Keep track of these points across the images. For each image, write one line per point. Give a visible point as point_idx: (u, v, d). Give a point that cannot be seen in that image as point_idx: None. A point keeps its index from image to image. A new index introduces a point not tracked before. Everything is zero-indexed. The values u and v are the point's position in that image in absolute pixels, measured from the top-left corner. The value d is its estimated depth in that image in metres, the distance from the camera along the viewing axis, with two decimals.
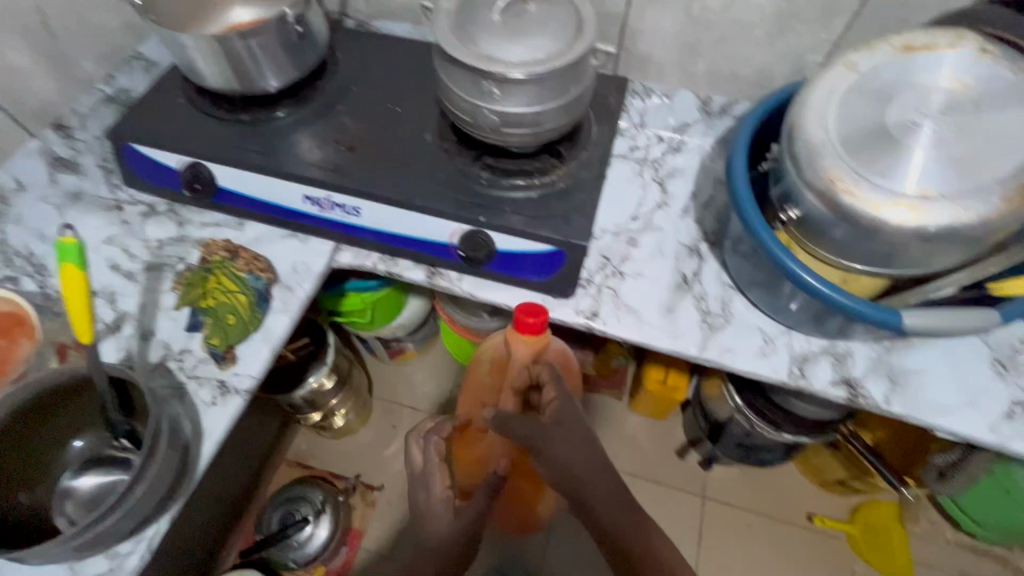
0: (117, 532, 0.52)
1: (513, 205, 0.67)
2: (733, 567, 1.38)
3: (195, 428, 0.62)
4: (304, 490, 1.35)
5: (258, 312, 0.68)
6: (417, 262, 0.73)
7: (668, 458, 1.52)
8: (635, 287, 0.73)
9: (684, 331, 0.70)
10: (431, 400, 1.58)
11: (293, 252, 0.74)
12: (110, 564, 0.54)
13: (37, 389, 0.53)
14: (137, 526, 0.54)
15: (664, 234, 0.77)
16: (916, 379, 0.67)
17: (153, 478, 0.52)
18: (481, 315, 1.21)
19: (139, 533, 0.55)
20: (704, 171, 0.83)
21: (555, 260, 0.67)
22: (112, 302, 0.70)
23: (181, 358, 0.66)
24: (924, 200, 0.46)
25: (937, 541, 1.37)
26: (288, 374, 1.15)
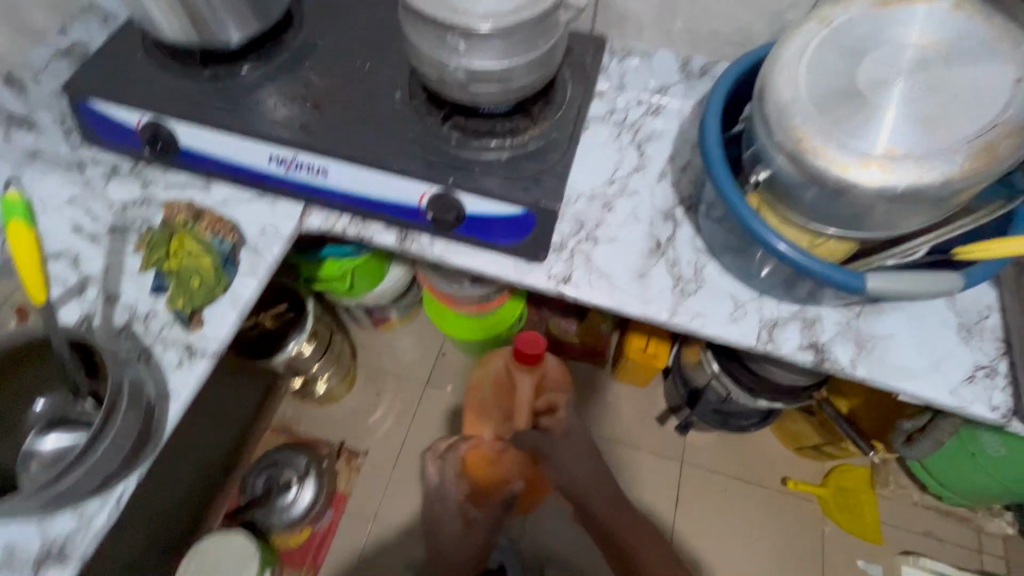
0: (80, 490, 0.53)
1: (483, 166, 0.66)
2: (708, 529, 1.42)
3: (161, 389, 0.62)
4: (288, 455, 1.37)
5: (224, 275, 0.67)
6: (388, 225, 0.72)
7: (649, 424, 1.55)
8: (609, 252, 0.72)
9: (656, 295, 0.70)
10: (415, 368, 1.59)
11: (261, 214, 0.72)
12: (78, 522, 0.54)
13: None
14: (101, 485, 0.55)
15: (640, 199, 0.77)
16: (882, 343, 0.67)
17: (114, 436, 0.53)
18: (461, 283, 1.20)
19: (106, 492, 0.55)
20: (682, 134, 0.82)
21: (525, 223, 0.66)
22: (75, 265, 0.68)
23: (146, 321, 0.65)
24: (892, 159, 0.45)
25: (904, 502, 1.42)
26: (267, 341, 1.15)
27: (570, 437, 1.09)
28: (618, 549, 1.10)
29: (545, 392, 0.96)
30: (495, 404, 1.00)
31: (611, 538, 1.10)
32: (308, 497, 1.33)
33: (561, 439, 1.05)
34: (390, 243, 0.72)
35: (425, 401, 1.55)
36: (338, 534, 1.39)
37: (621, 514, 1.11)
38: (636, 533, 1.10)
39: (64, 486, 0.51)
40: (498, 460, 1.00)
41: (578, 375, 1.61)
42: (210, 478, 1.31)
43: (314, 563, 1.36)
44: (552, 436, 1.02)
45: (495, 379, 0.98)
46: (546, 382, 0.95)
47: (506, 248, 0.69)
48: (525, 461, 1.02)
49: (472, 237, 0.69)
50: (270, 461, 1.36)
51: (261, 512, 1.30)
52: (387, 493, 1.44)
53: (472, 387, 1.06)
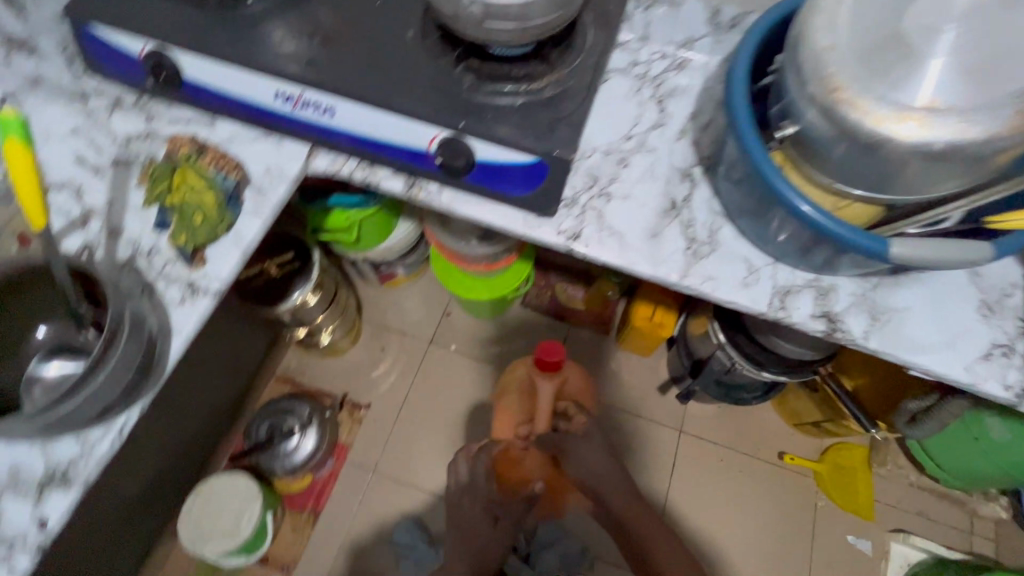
0: (82, 416, 0.53)
1: (495, 112, 0.63)
2: (703, 497, 1.44)
3: (163, 324, 0.61)
4: (292, 403, 1.39)
5: (228, 213, 0.66)
6: (395, 170, 0.70)
7: (650, 393, 1.55)
8: (622, 209, 0.70)
9: (667, 256, 0.68)
10: (420, 326, 1.59)
11: (266, 154, 0.70)
12: (81, 448, 0.55)
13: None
14: (104, 413, 0.55)
15: (657, 157, 0.74)
16: (899, 316, 0.65)
17: (114, 366, 0.54)
18: (469, 241, 1.19)
19: (108, 421, 0.56)
20: (707, 91, 0.78)
21: (538, 174, 0.63)
22: (77, 197, 0.67)
23: (149, 257, 0.65)
24: (930, 113, 0.43)
25: (900, 482, 1.43)
26: (273, 289, 1.14)
27: (591, 437, 1.18)
28: (638, 549, 1.13)
29: (564, 398, 1.19)
30: (520, 409, 1.21)
31: (630, 537, 1.13)
32: (310, 446, 1.36)
33: (584, 441, 1.17)
34: (398, 190, 0.70)
35: (428, 359, 1.56)
36: (339, 482, 1.43)
37: (641, 515, 1.14)
38: (656, 537, 1.12)
39: (65, 411, 0.52)
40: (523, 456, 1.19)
41: (582, 342, 1.61)
42: (216, 423, 1.34)
43: (315, 508, 1.40)
44: (572, 434, 1.16)
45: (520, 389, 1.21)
46: (563, 391, 1.19)
47: (516, 198, 0.67)
48: (546, 460, 1.20)
49: (482, 186, 0.67)
50: (274, 410, 1.38)
51: (263, 458, 1.32)
52: (388, 446, 1.47)
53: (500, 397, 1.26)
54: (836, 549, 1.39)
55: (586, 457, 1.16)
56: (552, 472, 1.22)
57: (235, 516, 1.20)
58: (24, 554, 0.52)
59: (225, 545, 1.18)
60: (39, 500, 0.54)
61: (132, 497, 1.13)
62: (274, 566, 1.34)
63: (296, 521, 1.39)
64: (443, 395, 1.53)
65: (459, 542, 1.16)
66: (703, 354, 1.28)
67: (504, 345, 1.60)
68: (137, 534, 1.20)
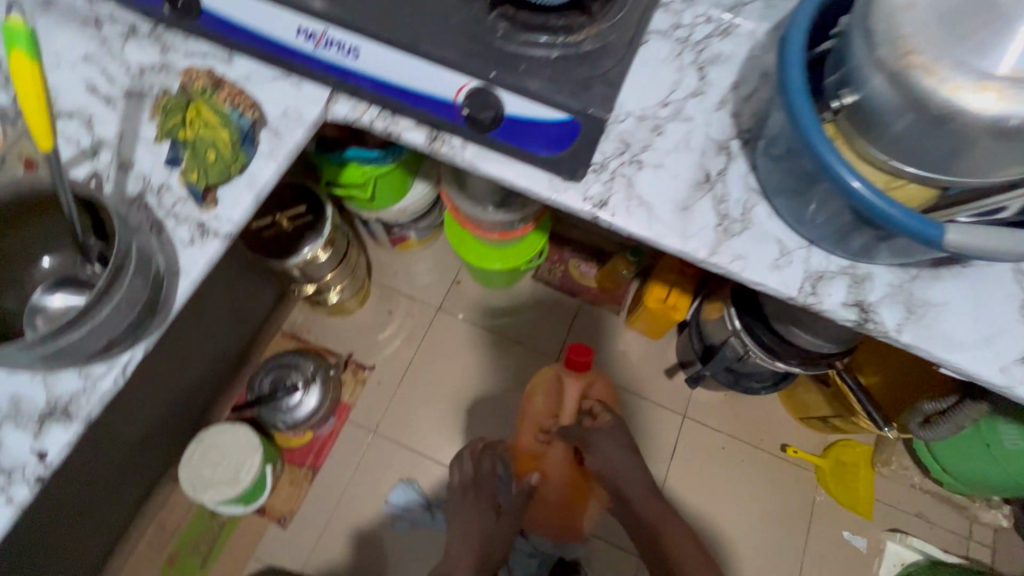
0: (85, 349, 0.52)
1: (529, 64, 0.60)
2: (701, 483, 1.44)
3: (171, 263, 0.59)
4: (297, 359, 1.38)
5: (243, 154, 0.63)
6: (418, 122, 0.66)
7: (657, 376, 1.53)
8: (653, 179, 0.67)
9: (696, 232, 0.65)
10: (429, 292, 1.57)
11: (285, 95, 0.67)
12: (84, 382, 0.54)
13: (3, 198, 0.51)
14: (107, 348, 0.54)
15: (694, 126, 0.70)
16: (936, 311, 0.62)
17: (120, 301, 0.52)
18: (485, 207, 1.16)
19: (112, 357, 0.55)
20: (752, 59, 0.73)
21: (570, 134, 0.60)
22: (88, 126, 0.65)
23: (159, 194, 0.62)
24: (1013, 86, 0.40)
25: (902, 483, 1.41)
26: (284, 242, 1.12)
27: (616, 433, 1.15)
28: (656, 551, 1.09)
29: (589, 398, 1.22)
30: (545, 407, 1.27)
31: (649, 539, 1.10)
32: (313, 403, 1.35)
33: (608, 438, 1.14)
34: (419, 144, 0.67)
35: (435, 326, 1.55)
36: (339, 440, 1.44)
37: (662, 518, 1.11)
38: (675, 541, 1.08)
39: (67, 342, 0.50)
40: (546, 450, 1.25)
41: (592, 320, 1.59)
42: (220, 374, 1.34)
43: (314, 463, 1.41)
44: (596, 429, 1.15)
45: (546, 389, 1.28)
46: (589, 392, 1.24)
47: (543, 159, 0.63)
48: (568, 456, 1.24)
49: (509, 144, 0.63)
50: (278, 364, 1.37)
51: (265, 411, 1.32)
52: (391, 410, 1.47)
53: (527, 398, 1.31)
54: (831, 544, 1.39)
55: (609, 452, 1.13)
56: (575, 472, 1.26)
57: (235, 466, 1.21)
58: (23, 484, 0.51)
59: (225, 494, 1.19)
60: (39, 432, 0.53)
61: (134, 439, 1.14)
62: (271, 517, 1.36)
63: (295, 476, 1.40)
64: (448, 364, 1.52)
65: (462, 527, 1.18)
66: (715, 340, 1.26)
67: (513, 318, 1.58)
68: (138, 476, 1.22)
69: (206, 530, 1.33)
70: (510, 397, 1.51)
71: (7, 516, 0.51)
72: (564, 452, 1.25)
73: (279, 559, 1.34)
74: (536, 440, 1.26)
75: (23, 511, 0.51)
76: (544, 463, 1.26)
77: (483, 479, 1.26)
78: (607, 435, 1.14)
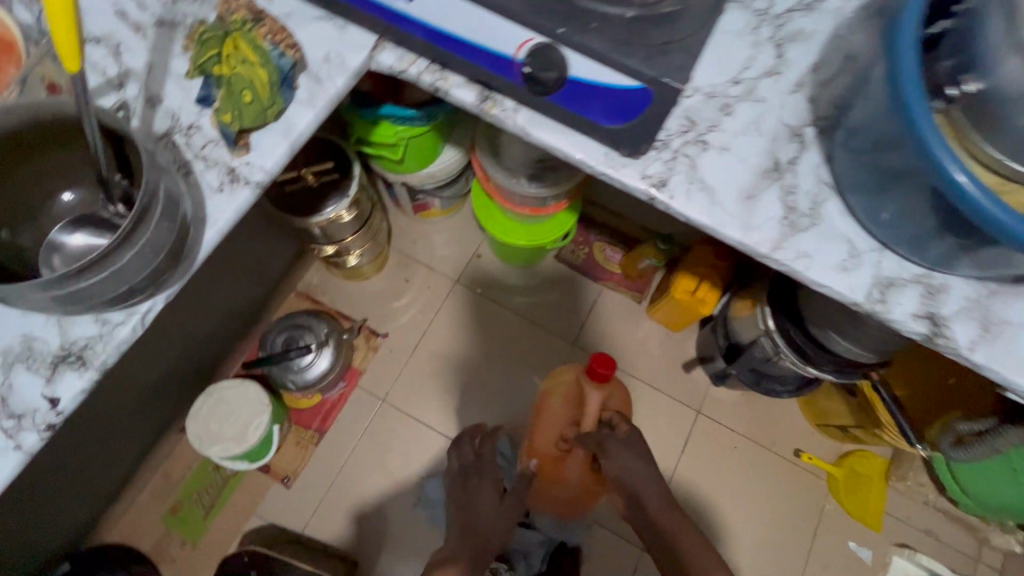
0: (103, 294, 0.48)
1: (601, 21, 0.54)
2: (709, 481, 1.42)
3: (198, 211, 0.55)
4: (310, 320, 1.34)
5: (281, 98, 0.59)
6: (470, 79, 0.61)
7: (674, 369, 1.50)
8: (717, 162, 0.62)
9: (760, 223, 0.60)
10: (448, 264, 1.53)
11: (327, 38, 0.62)
12: (100, 329, 0.51)
13: (22, 122, 0.47)
14: (127, 295, 0.50)
15: (766, 108, 0.64)
16: (1013, 331, 0.57)
17: (143, 245, 0.48)
18: (517, 178, 1.10)
19: (131, 305, 0.51)
20: (835, 39, 0.67)
21: (635, 105, 0.57)
22: (116, 55, 0.60)
23: (188, 134, 0.58)
24: None
25: (916, 500, 1.38)
26: (308, 198, 1.08)
27: (634, 443, 1.14)
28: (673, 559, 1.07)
29: (609, 408, 1.20)
30: (564, 412, 1.23)
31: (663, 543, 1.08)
32: (325, 364, 1.32)
33: (627, 447, 1.12)
34: (470, 104, 0.61)
35: (452, 299, 1.51)
36: (348, 405, 1.42)
37: (676, 527, 1.07)
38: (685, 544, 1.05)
39: (85, 286, 0.47)
40: (564, 457, 1.20)
41: (613, 307, 1.54)
42: (232, 330, 1.32)
43: (321, 426, 1.40)
44: (614, 437, 1.13)
45: (567, 394, 1.24)
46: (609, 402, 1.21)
47: (602, 129, 0.59)
48: (587, 464, 1.19)
49: (568, 110, 0.58)
50: (290, 323, 1.33)
51: (274, 369, 1.28)
52: (401, 379, 1.45)
53: (544, 402, 1.28)
54: (835, 553, 1.37)
55: (626, 459, 1.12)
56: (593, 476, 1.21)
57: (243, 423, 1.20)
58: (32, 431, 0.49)
59: (233, 451, 1.18)
60: (51, 378, 0.50)
61: (143, 388, 1.12)
62: (275, 476, 1.35)
63: (301, 437, 1.38)
64: (462, 338, 1.49)
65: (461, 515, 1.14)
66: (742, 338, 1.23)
67: (531, 297, 1.54)
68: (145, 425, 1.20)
69: (210, 483, 1.33)
70: (522, 377, 1.48)
71: (15, 463, 0.48)
72: (585, 459, 1.18)
73: (280, 518, 1.34)
74: (554, 445, 1.21)
75: (32, 458, 0.49)
76: (561, 467, 1.21)
77: (484, 463, 1.28)
78: (627, 443, 1.13)
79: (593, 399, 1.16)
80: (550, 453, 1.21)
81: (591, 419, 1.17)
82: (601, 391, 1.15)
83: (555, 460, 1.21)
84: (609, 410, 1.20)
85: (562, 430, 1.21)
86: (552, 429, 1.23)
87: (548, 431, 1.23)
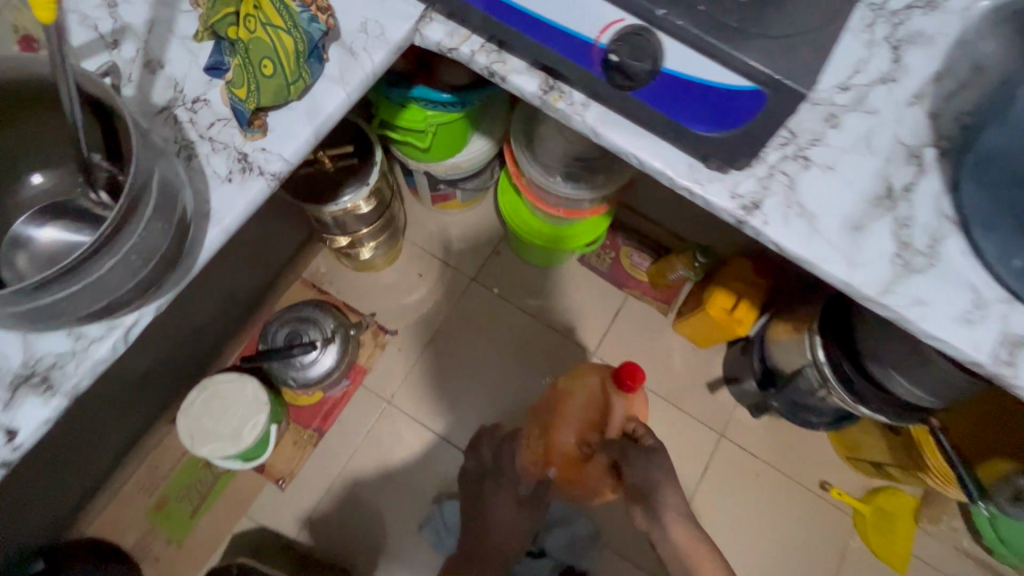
0: (78, 309, 0.39)
1: (710, 4, 0.43)
2: (728, 509, 1.34)
3: (200, 205, 0.46)
4: (316, 313, 1.24)
5: (308, 72, 0.48)
6: (533, 65, 0.52)
7: (697, 388, 1.41)
8: (820, 183, 0.52)
9: (866, 260, 0.51)
10: (464, 261, 1.44)
11: (366, 3, 0.52)
12: (72, 346, 0.41)
13: None
14: (107, 309, 0.41)
15: (878, 122, 0.54)
16: None
17: (127, 249, 0.38)
18: (553, 177, 0.98)
19: (113, 319, 0.42)
20: (961, 45, 0.57)
21: (747, 108, 0.45)
22: (110, 8, 0.50)
23: (193, 109, 0.48)
24: None
25: (945, 544, 1.30)
26: (323, 184, 0.97)
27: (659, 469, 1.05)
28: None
29: (633, 417, 1.09)
30: (584, 414, 1.08)
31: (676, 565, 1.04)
32: (331, 360, 1.23)
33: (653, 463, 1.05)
34: (532, 93, 0.53)
35: (466, 298, 1.42)
36: (350, 404, 1.34)
37: (698, 554, 1.02)
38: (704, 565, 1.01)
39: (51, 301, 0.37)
40: (583, 462, 1.08)
41: (637, 316, 1.44)
42: (230, 318, 1.22)
43: (321, 425, 1.31)
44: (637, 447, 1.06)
45: (590, 393, 1.11)
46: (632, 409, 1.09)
47: (688, 136, 0.49)
48: (608, 471, 1.09)
49: (653, 109, 0.49)
50: (294, 315, 1.24)
51: (276, 364, 1.19)
52: (407, 379, 1.36)
53: (563, 397, 1.14)
54: None
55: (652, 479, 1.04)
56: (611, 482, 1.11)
57: (238, 422, 1.10)
58: None
59: (226, 452, 1.09)
60: (9, 404, 0.40)
61: (129, 378, 1.02)
62: (269, 477, 1.27)
63: (300, 436, 1.30)
64: (475, 341, 1.40)
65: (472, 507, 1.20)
66: (779, 364, 1.14)
67: (551, 302, 1.44)
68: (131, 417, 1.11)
69: (199, 480, 1.24)
70: (537, 387, 1.38)
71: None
72: (604, 466, 1.08)
73: (272, 520, 1.26)
74: (573, 446, 1.08)
75: None
76: (580, 471, 1.09)
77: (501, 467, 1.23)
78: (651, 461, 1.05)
79: (618, 406, 1.06)
80: (568, 456, 1.08)
81: (614, 426, 1.07)
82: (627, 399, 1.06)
83: (575, 464, 1.08)
84: (632, 418, 1.09)
85: (583, 432, 1.08)
86: (569, 432, 1.08)
87: (567, 433, 1.08)
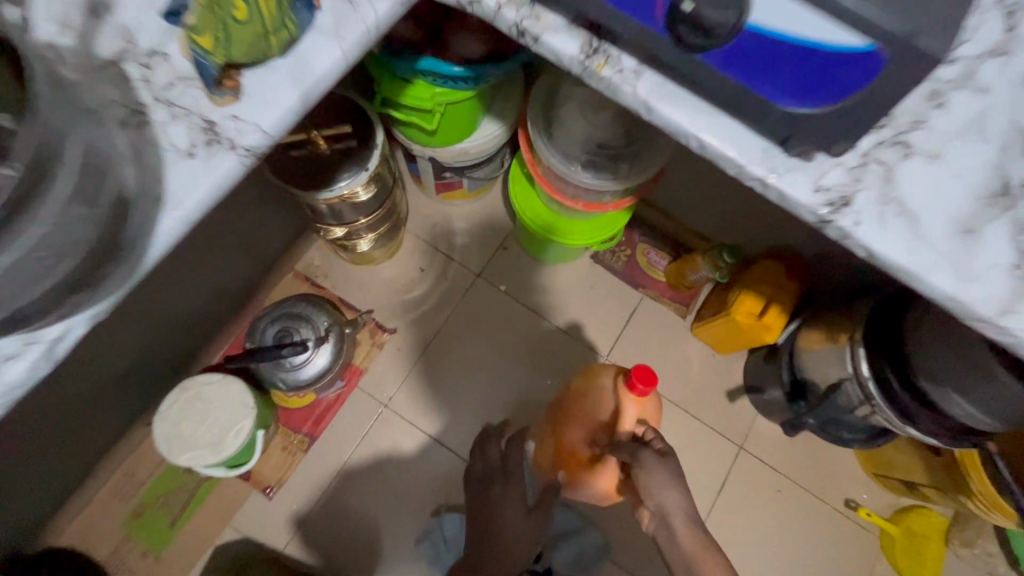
0: None
1: None
2: (747, 527, 1.25)
3: (153, 188, 0.37)
4: (308, 310, 1.15)
5: (292, 20, 0.39)
6: (574, 21, 0.43)
7: (716, 397, 1.32)
8: (922, 176, 0.42)
9: (979, 271, 0.41)
10: (469, 255, 1.34)
11: None
12: None
13: None
14: (19, 320, 0.35)
15: (990, 103, 0.44)
16: None
17: (26, 243, 0.31)
18: (572, 166, 0.87)
19: (33, 332, 0.36)
20: None
21: (856, 75, 0.36)
22: None
23: (147, 63, 0.38)
24: None
25: (977, 568, 1.22)
26: (317, 169, 0.87)
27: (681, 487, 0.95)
28: None
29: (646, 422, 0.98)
30: (594, 414, 1.01)
31: None
32: (325, 361, 1.13)
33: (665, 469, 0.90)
34: (571, 58, 0.43)
35: (471, 296, 1.32)
36: (345, 408, 1.24)
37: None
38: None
39: None
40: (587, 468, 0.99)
41: (654, 319, 1.34)
42: (217, 314, 1.12)
43: (312, 430, 1.22)
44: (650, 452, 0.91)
45: (603, 392, 1.01)
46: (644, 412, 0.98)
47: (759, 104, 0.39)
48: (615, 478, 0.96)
49: (726, 76, 0.39)
50: (284, 312, 1.14)
51: (264, 365, 1.09)
52: (406, 381, 1.27)
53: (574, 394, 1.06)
54: None
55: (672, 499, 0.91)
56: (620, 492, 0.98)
57: (221, 428, 1.01)
58: None
59: (208, 460, 1.00)
60: None
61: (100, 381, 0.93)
62: (256, 485, 1.18)
63: (290, 440, 1.21)
64: (480, 342, 1.30)
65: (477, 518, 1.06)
66: (812, 375, 1.06)
67: (563, 302, 1.33)
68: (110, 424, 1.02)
69: (180, 487, 1.15)
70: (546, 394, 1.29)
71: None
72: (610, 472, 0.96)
73: (258, 532, 1.17)
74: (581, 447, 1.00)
75: None
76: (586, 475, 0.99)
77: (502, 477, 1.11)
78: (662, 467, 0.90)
79: (629, 408, 0.96)
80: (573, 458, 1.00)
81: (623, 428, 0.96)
82: (639, 402, 0.96)
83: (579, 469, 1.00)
84: (644, 423, 0.98)
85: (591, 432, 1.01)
86: (576, 432, 1.01)
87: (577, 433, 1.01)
